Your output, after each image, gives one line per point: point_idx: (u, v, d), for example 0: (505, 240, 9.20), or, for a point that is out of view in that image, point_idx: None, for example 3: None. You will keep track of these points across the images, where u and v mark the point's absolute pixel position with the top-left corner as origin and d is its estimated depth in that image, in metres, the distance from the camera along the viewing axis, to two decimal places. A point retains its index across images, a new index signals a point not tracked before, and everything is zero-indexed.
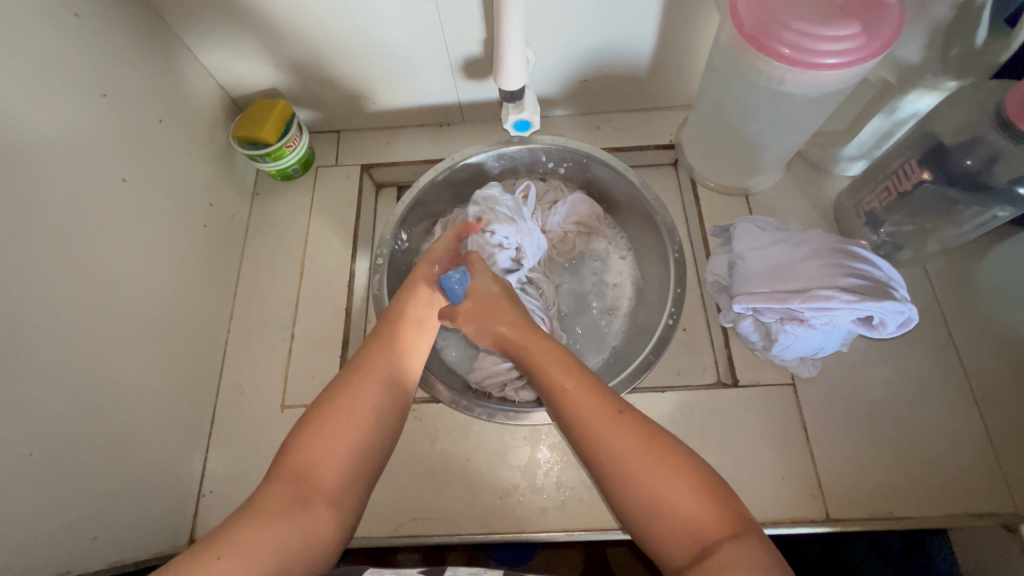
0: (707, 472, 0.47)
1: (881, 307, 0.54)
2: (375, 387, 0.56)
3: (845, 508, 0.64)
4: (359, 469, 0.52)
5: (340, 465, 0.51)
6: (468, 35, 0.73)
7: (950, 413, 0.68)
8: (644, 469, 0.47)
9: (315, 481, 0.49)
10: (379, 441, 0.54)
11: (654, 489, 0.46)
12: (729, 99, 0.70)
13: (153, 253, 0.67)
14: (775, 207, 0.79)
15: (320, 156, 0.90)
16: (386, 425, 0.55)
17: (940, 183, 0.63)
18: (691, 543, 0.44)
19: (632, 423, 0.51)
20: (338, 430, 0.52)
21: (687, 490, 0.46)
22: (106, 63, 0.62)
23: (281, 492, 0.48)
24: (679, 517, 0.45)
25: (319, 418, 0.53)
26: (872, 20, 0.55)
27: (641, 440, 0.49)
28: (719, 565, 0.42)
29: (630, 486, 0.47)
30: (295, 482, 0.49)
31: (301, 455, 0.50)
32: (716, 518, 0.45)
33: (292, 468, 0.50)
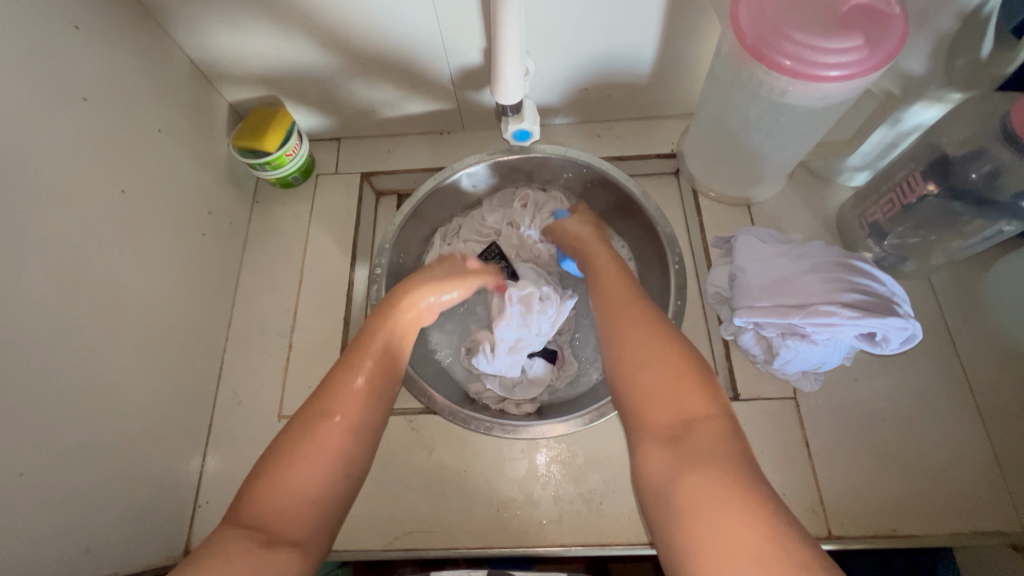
0: (718, 392, 0.49)
1: (884, 324, 0.53)
2: (355, 401, 0.55)
3: (848, 525, 0.63)
4: (332, 498, 0.50)
5: (309, 511, 0.48)
6: (468, 44, 0.73)
7: (955, 429, 0.66)
8: (647, 352, 0.52)
9: (281, 525, 0.46)
10: (359, 457, 0.53)
11: (655, 377, 0.50)
12: (731, 109, 0.69)
13: (151, 262, 0.67)
14: (777, 217, 0.79)
15: (321, 164, 0.90)
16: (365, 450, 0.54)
17: (945, 196, 0.62)
18: (674, 423, 0.47)
19: (655, 318, 0.55)
20: (316, 460, 0.50)
21: (677, 377, 0.49)
22: (106, 73, 0.62)
23: (248, 539, 0.44)
24: (669, 401, 0.48)
25: (294, 444, 0.51)
26: (875, 31, 0.54)
27: (647, 327, 0.54)
28: (692, 442, 0.45)
29: (630, 364, 0.52)
30: (262, 528, 0.45)
31: (267, 500, 0.47)
32: (701, 404, 0.47)
33: (260, 512, 0.46)
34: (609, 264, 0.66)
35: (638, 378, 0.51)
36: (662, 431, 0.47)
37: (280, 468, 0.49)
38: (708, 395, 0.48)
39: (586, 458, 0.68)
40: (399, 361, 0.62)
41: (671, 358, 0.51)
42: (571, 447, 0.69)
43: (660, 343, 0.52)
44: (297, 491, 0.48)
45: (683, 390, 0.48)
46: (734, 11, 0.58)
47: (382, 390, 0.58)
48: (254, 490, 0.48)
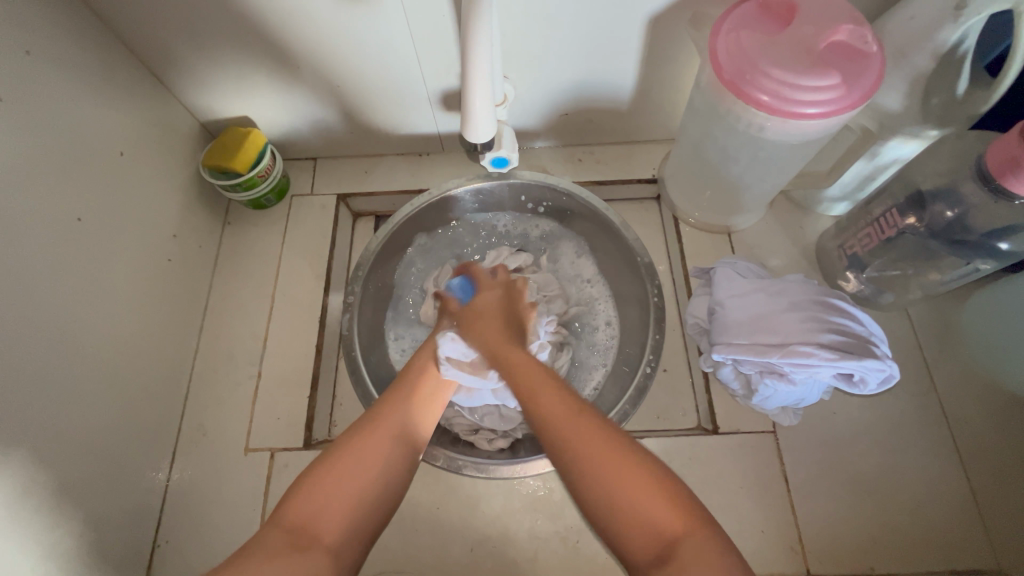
0: (687, 492, 0.44)
1: (863, 366, 0.53)
2: (389, 436, 0.52)
3: (827, 564, 0.62)
4: (365, 520, 0.46)
5: (345, 522, 0.45)
6: (446, 68, 0.71)
7: (934, 463, 0.66)
8: (587, 463, 0.45)
9: (317, 532, 0.44)
10: (392, 488, 0.50)
11: (607, 482, 0.44)
12: (711, 140, 0.68)
13: (111, 292, 0.64)
14: (757, 246, 0.78)
15: (295, 184, 0.88)
16: (395, 486, 0.50)
17: (923, 233, 0.62)
18: (652, 541, 0.42)
19: (586, 414, 0.49)
20: (359, 469, 0.48)
21: (649, 490, 0.43)
22: (62, 95, 0.59)
23: (283, 539, 0.42)
24: (641, 519, 0.42)
25: (334, 458, 0.49)
26: (852, 69, 0.54)
27: (595, 431, 0.47)
28: (683, 560, 0.40)
29: (585, 475, 0.45)
30: (296, 530, 0.43)
31: (306, 503, 0.45)
32: (675, 517, 0.42)
33: (297, 517, 0.44)
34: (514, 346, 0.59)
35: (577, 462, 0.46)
36: (651, 565, 0.41)
37: (316, 480, 0.47)
38: (662, 488, 0.44)
39: (563, 494, 0.66)
40: (427, 415, 0.58)
41: (640, 479, 0.44)
42: (548, 482, 0.67)
43: (619, 459, 0.45)
44: (329, 507, 0.45)
45: (653, 503, 0.43)
46: (712, 44, 0.58)
47: (415, 421, 0.56)
48: (295, 491, 0.46)
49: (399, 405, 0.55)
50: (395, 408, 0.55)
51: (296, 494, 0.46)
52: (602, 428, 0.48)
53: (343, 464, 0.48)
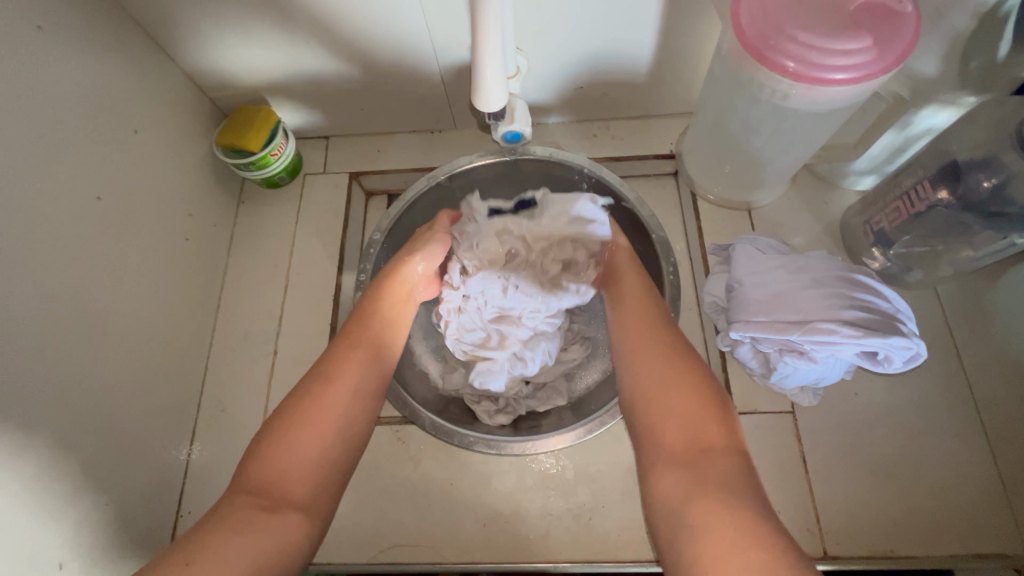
0: (735, 424, 0.51)
1: (887, 343, 0.51)
2: (350, 377, 0.58)
3: (844, 545, 0.61)
4: (325, 477, 0.53)
5: (306, 476, 0.51)
6: (458, 41, 0.70)
7: (959, 445, 0.64)
8: (659, 376, 0.55)
9: (285, 490, 0.50)
10: (354, 434, 0.56)
11: (670, 396, 0.53)
12: (732, 110, 0.66)
13: (128, 268, 0.65)
14: (779, 222, 0.76)
15: (308, 163, 0.87)
16: (355, 434, 0.56)
17: (956, 206, 0.59)
18: (691, 445, 0.50)
19: (678, 344, 0.58)
20: (317, 426, 0.53)
21: (698, 404, 0.52)
22: (77, 72, 0.60)
23: (253, 505, 0.47)
24: (683, 425, 0.51)
25: (291, 417, 0.53)
26: (885, 30, 0.51)
27: (676, 355, 0.57)
28: (707, 469, 0.47)
29: (648, 389, 0.55)
30: (264, 494, 0.49)
31: (267, 466, 0.50)
32: (720, 434, 0.50)
33: (258, 480, 0.49)
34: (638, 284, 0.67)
35: (654, 386, 0.55)
36: (676, 457, 0.49)
37: (276, 445, 0.51)
38: (725, 424, 0.51)
39: (576, 472, 0.66)
40: (391, 343, 0.65)
41: (691, 392, 0.53)
42: (561, 460, 0.67)
43: (690, 374, 0.55)
44: (291, 468, 0.51)
45: (687, 412, 0.52)
46: (734, 8, 0.55)
47: (372, 368, 0.60)
48: (256, 459, 0.51)
49: (355, 353, 0.60)
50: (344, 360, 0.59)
51: (253, 460, 0.51)
52: (686, 358, 0.57)
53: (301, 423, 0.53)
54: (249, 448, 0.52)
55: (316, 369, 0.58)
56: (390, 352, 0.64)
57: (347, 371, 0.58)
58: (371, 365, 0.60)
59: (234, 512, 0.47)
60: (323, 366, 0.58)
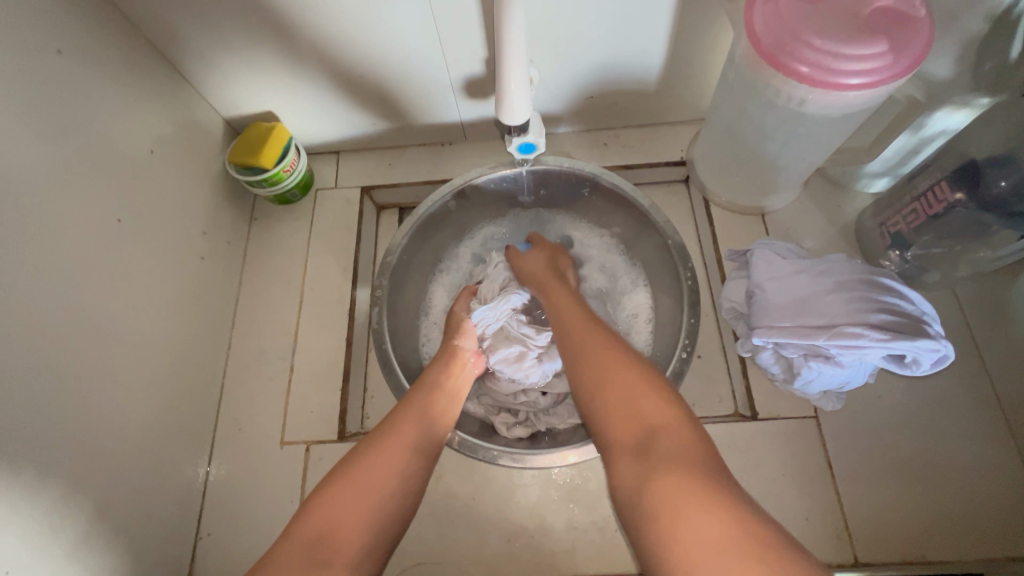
0: (694, 418, 0.47)
1: (915, 347, 0.50)
2: (409, 443, 0.54)
3: (875, 552, 0.61)
4: (379, 539, 0.48)
5: (359, 534, 0.47)
6: (469, 55, 0.70)
7: (986, 447, 0.64)
8: (605, 380, 0.51)
9: (336, 544, 0.46)
10: (404, 500, 0.51)
11: (626, 394, 0.49)
12: (744, 116, 0.66)
13: (145, 288, 0.65)
14: (793, 227, 0.76)
15: (320, 178, 0.88)
16: (407, 502, 0.51)
17: (974, 207, 0.58)
18: (636, 433, 0.47)
19: (636, 360, 0.53)
20: (376, 483, 0.50)
21: (650, 398, 0.49)
22: (93, 95, 0.60)
23: (303, 555, 0.44)
24: (626, 410, 0.49)
25: (352, 470, 0.50)
26: (899, 35, 0.51)
27: (632, 369, 0.51)
28: (658, 451, 0.45)
29: (603, 395, 0.51)
30: (316, 544, 0.45)
31: (324, 516, 0.47)
32: (661, 412, 0.47)
33: (314, 529, 0.46)
34: (565, 300, 0.64)
35: (601, 380, 0.51)
36: (628, 448, 0.47)
37: (333, 496, 0.48)
38: (679, 412, 0.48)
39: (600, 484, 0.65)
40: (450, 408, 0.61)
41: (636, 383, 0.50)
42: (584, 470, 0.66)
43: (647, 382, 0.50)
44: (344, 524, 0.47)
45: (649, 400, 0.48)
46: (747, 16, 0.55)
47: (431, 427, 0.58)
48: (313, 505, 0.48)
49: (413, 411, 0.57)
50: (406, 417, 0.56)
51: (307, 509, 0.48)
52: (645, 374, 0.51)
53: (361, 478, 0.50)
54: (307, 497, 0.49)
55: (379, 423, 0.56)
56: (447, 416, 0.60)
57: (409, 429, 0.55)
58: (428, 427, 0.57)
59: (282, 565, 0.44)
60: (384, 423, 0.56)
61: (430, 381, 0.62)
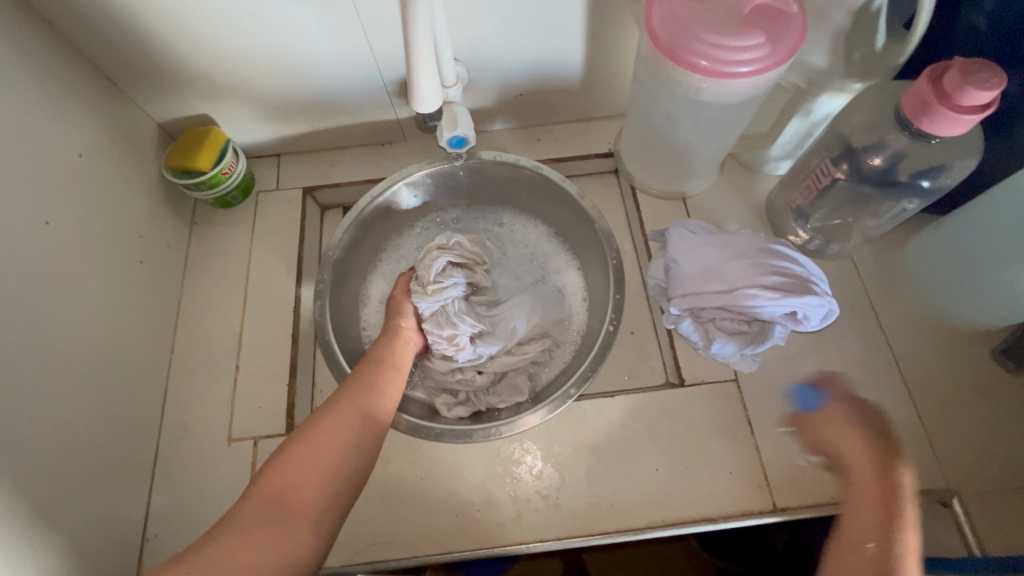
0: None
1: (802, 303, 0.58)
2: (357, 411, 0.60)
3: (792, 497, 0.66)
4: (334, 493, 0.54)
5: (315, 490, 0.53)
6: (400, 55, 0.74)
7: (884, 395, 0.71)
8: None
9: (293, 501, 0.51)
10: (354, 463, 0.56)
11: None
12: (656, 106, 0.72)
13: (80, 290, 0.65)
14: (711, 208, 0.82)
15: (261, 181, 0.89)
16: (358, 467, 0.57)
17: (854, 179, 0.67)
18: None
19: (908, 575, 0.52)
20: (328, 444, 0.56)
21: None
22: (17, 99, 0.60)
23: (262, 512, 0.50)
24: None
25: (306, 436, 0.56)
26: (778, 28, 0.58)
27: None
28: None
29: None
30: (274, 500, 0.51)
31: (279, 476, 0.53)
32: None
33: (272, 489, 0.52)
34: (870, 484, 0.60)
35: None
36: None
37: (288, 458, 0.54)
38: None
39: (542, 455, 0.69)
40: (398, 379, 0.67)
41: None
42: (527, 443, 0.70)
43: None
44: (300, 482, 0.53)
45: None
46: (647, 14, 0.61)
47: (381, 395, 0.63)
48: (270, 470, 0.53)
49: (358, 389, 0.63)
50: (355, 389, 0.63)
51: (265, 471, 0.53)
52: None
53: (315, 442, 0.56)
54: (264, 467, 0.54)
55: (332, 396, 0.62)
56: (396, 387, 0.66)
57: (359, 396, 0.62)
58: (374, 401, 0.62)
59: (243, 517, 0.49)
60: (335, 395, 0.62)
61: (376, 358, 0.68)
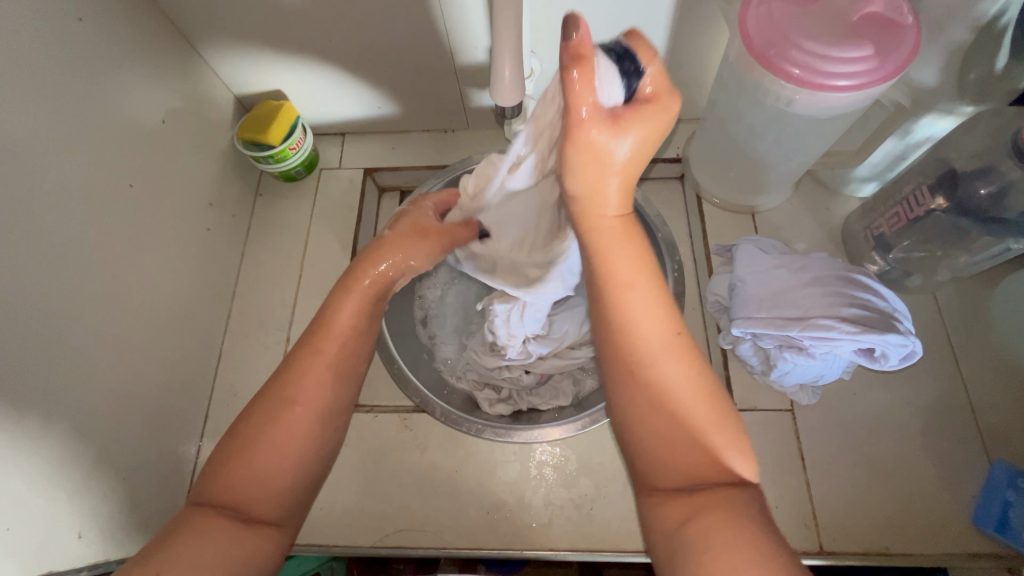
0: (734, 433, 0.44)
1: (883, 340, 0.54)
2: (313, 399, 0.51)
3: (840, 541, 0.62)
4: (298, 490, 0.50)
5: (277, 492, 0.48)
6: (474, 43, 0.73)
7: (957, 447, 0.65)
8: (641, 381, 0.44)
9: (250, 507, 0.47)
10: (322, 450, 0.52)
11: (645, 361, 0.44)
12: (736, 115, 0.68)
13: (152, 251, 0.67)
14: (781, 226, 0.78)
15: (325, 158, 0.90)
16: (325, 451, 0.53)
17: (952, 211, 0.61)
18: (686, 472, 0.43)
19: (686, 363, 0.44)
20: (284, 444, 0.49)
21: (696, 418, 0.43)
22: (111, 64, 0.63)
23: (217, 518, 0.45)
24: (680, 450, 0.43)
25: (255, 432, 0.48)
26: (887, 40, 0.53)
27: (665, 351, 0.44)
28: (712, 496, 0.41)
29: (633, 398, 0.44)
30: (226, 508, 0.46)
31: (231, 480, 0.47)
32: (716, 455, 0.43)
33: (222, 496, 0.47)
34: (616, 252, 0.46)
35: (632, 365, 0.44)
36: (671, 485, 0.43)
37: (240, 456, 0.48)
38: (723, 436, 0.43)
39: (579, 463, 0.68)
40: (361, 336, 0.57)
41: (680, 394, 0.44)
42: (567, 449, 0.69)
43: (686, 386, 0.44)
44: (256, 484, 0.47)
45: (664, 370, 0.44)
46: (741, 17, 0.57)
47: (341, 373, 0.54)
48: (213, 467, 0.48)
49: (312, 369, 0.52)
50: (309, 365, 0.52)
51: (217, 470, 0.47)
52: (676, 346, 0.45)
53: (269, 439, 0.49)
54: (214, 455, 0.49)
55: (281, 370, 0.52)
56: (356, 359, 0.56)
57: (315, 376, 0.52)
58: (334, 377, 0.53)
59: (199, 527, 0.44)
60: (286, 369, 0.52)
61: (332, 309, 0.56)
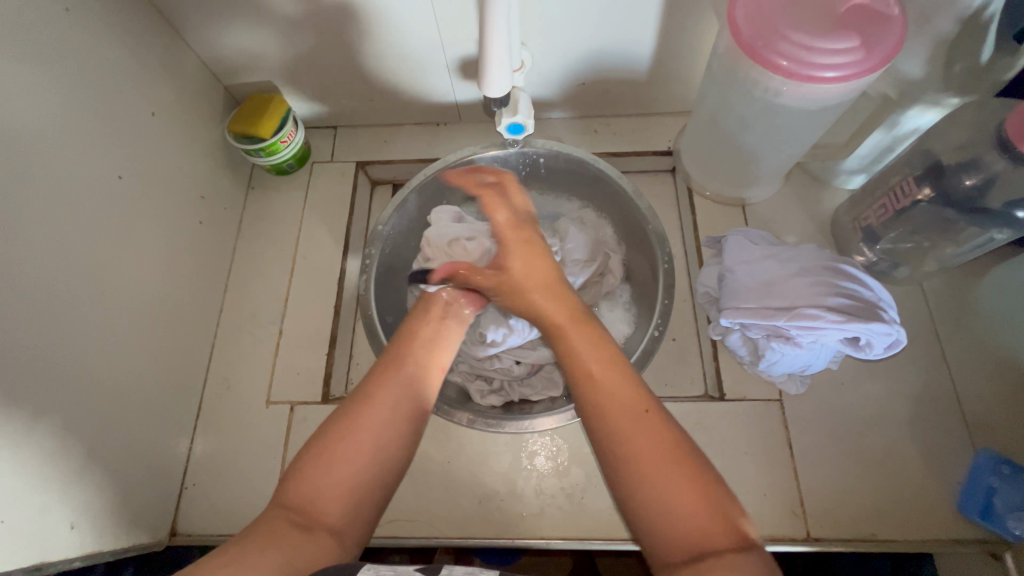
0: (738, 509, 0.43)
1: (868, 329, 0.55)
2: (382, 410, 0.53)
3: (827, 528, 0.63)
4: (360, 502, 0.48)
5: (343, 501, 0.48)
6: (465, 35, 0.72)
7: (942, 435, 0.66)
8: (631, 444, 0.47)
9: (318, 512, 0.46)
10: (388, 469, 0.51)
11: (626, 431, 0.47)
12: (725, 107, 0.69)
13: (143, 244, 0.67)
14: (771, 219, 0.78)
15: (316, 151, 0.90)
16: (390, 469, 0.51)
17: (937, 201, 0.62)
18: (690, 545, 0.41)
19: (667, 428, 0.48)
20: (357, 447, 0.50)
21: (689, 484, 0.44)
22: (99, 55, 0.62)
23: (285, 519, 0.45)
24: (679, 519, 0.43)
25: (333, 433, 0.50)
26: (873, 31, 0.53)
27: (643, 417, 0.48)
28: (714, 564, 0.39)
29: (626, 470, 0.46)
30: (294, 509, 0.46)
31: (302, 482, 0.48)
32: (717, 523, 0.42)
33: (297, 496, 0.47)
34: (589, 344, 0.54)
35: (618, 436, 0.47)
36: (678, 560, 0.41)
37: (313, 458, 0.49)
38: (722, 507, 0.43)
39: (570, 453, 0.68)
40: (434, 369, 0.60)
41: (665, 455, 0.46)
42: (559, 438, 0.69)
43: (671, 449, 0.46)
44: (329, 488, 0.48)
45: (645, 438, 0.47)
46: (730, 8, 0.57)
47: (413, 390, 0.56)
48: (294, 470, 0.49)
49: (393, 377, 0.56)
50: (385, 379, 0.55)
51: (292, 471, 0.48)
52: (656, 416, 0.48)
53: (343, 440, 0.50)
54: (292, 462, 0.50)
55: (362, 383, 0.55)
56: (428, 387, 0.58)
57: (387, 389, 0.54)
58: (413, 390, 0.56)
59: (265, 527, 0.44)
60: (365, 382, 0.55)
61: (405, 337, 0.62)
